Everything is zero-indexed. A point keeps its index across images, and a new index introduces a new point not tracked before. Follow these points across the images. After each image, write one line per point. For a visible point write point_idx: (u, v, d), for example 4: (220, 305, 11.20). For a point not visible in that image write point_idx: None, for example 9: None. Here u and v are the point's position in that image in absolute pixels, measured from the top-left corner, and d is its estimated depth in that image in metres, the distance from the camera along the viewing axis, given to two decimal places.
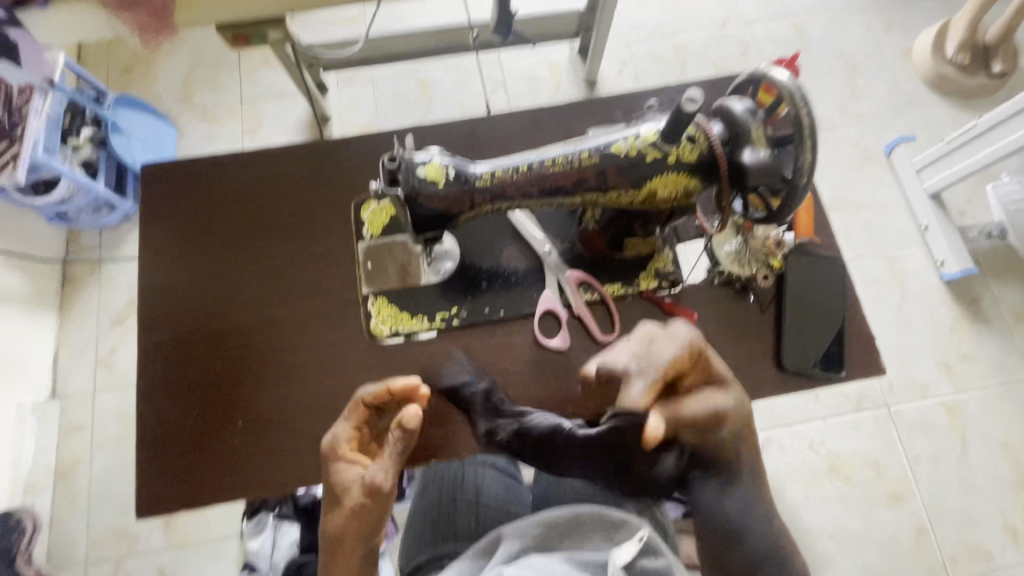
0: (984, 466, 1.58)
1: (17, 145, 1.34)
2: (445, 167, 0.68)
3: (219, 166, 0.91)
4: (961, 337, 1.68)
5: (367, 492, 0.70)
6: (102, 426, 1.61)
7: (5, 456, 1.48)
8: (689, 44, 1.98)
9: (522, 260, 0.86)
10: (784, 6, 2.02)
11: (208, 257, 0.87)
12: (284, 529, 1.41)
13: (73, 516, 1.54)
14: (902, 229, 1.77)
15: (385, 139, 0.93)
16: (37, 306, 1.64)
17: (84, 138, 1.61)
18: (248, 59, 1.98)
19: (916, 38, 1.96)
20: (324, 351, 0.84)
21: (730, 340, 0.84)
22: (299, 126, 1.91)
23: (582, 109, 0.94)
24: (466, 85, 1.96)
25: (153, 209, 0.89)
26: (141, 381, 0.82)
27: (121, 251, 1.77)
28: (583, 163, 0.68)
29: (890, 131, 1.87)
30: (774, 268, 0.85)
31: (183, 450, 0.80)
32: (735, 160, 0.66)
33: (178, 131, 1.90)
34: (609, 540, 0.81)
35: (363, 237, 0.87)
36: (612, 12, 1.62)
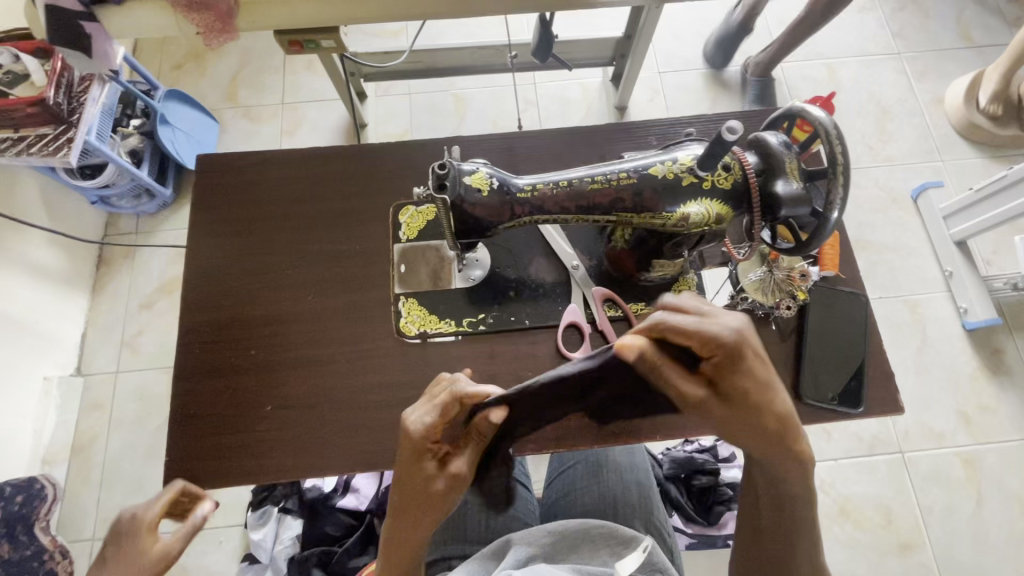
0: (999, 522, 1.54)
1: (72, 129, 1.42)
2: (489, 177, 0.71)
3: (271, 162, 0.96)
4: (981, 387, 1.65)
5: (451, 483, 0.68)
6: (121, 405, 1.66)
7: (27, 427, 1.52)
8: (720, 78, 2.02)
9: (550, 273, 0.89)
10: (816, 47, 2.05)
11: (252, 246, 0.92)
12: (288, 522, 1.43)
13: (85, 491, 1.58)
14: (926, 274, 1.77)
15: (427, 148, 0.97)
16: (72, 284, 1.70)
17: (132, 128, 1.70)
18: (293, 64, 2.06)
19: (948, 87, 1.97)
20: (354, 346, 0.87)
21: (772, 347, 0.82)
22: (336, 131, 1.98)
23: (617, 132, 0.98)
24: (499, 102, 2.02)
25: (203, 199, 0.94)
26: (179, 360, 0.86)
27: (156, 238, 1.84)
28: (620, 182, 0.71)
29: (918, 176, 1.88)
30: (798, 299, 0.86)
31: (211, 425, 0.83)
32: (767, 190, 0.69)
33: (221, 128, 1.98)
34: (616, 556, 0.81)
35: (399, 239, 0.91)
36: (649, 42, 1.66)
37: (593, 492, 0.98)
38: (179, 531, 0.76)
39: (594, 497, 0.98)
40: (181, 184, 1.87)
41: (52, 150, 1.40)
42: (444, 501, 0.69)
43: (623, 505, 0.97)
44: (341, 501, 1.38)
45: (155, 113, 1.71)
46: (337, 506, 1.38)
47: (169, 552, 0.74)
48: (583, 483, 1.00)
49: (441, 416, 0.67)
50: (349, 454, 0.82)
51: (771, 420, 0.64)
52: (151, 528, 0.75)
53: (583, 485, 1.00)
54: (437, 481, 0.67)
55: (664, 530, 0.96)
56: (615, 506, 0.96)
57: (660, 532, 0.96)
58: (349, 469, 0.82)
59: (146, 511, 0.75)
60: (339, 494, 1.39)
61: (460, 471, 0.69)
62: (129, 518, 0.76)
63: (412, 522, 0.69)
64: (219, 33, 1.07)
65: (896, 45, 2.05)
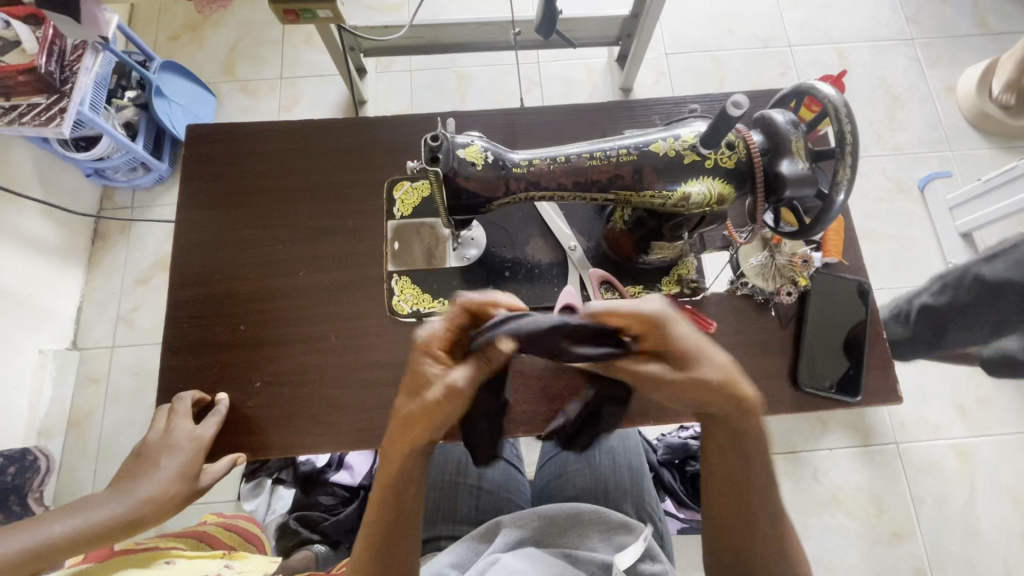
0: (990, 514, 1.55)
1: (66, 99, 1.38)
2: (484, 151, 0.69)
3: (264, 133, 0.94)
4: (980, 380, 1.64)
5: (445, 392, 0.61)
6: (118, 379, 1.66)
7: (23, 399, 1.51)
8: (728, 60, 1.97)
9: (547, 254, 0.87)
10: (828, 30, 2.00)
11: (245, 219, 0.90)
12: (280, 493, 1.45)
13: (82, 463, 1.58)
14: (929, 265, 1.74)
15: (424, 123, 0.94)
16: (66, 257, 1.68)
17: (127, 100, 1.67)
18: (292, 37, 2.01)
19: (961, 74, 1.92)
20: (345, 322, 0.85)
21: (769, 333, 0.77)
22: (335, 107, 1.94)
23: (620, 109, 0.95)
24: (502, 82, 1.98)
25: (193, 170, 0.92)
26: (167, 333, 0.85)
27: (152, 212, 1.82)
28: (620, 159, 0.69)
29: (926, 165, 1.84)
30: (799, 285, 0.84)
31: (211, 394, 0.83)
32: (772, 170, 0.67)
33: (217, 101, 1.94)
34: (607, 541, 0.82)
35: (393, 215, 0.89)
36: (656, 19, 1.61)
37: (585, 475, 0.98)
38: (220, 465, 0.80)
39: (586, 480, 0.97)
40: (177, 158, 1.84)
41: (44, 120, 1.36)
42: (439, 414, 0.62)
43: (614, 489, 0.96)
44: (335, 476, 1.38)
45: (149, 84, 1.67)
46: (331, 481, 1.38)
47: (201, 484, 0.79)
48: (575, 466, 0.99)
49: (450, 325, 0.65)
50: (339, 430, 0.81)
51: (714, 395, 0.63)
52: (202, 453, 0.80)
53: (576, 468, 0.99)
54: (434, 390, 0.62)
55: (655, 515, 0.96)
56: (606, 490, 0.96)
57: (651, 516, 0.95)
58: (338, 447, 0.81)
59: (203, 435, 0.79)
60: (332, 469, 1.40)
61: (455, 381, 0.62)
62: (182, 434, 0.79)
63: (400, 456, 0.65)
64: None
65: (910, 30, 1.99)
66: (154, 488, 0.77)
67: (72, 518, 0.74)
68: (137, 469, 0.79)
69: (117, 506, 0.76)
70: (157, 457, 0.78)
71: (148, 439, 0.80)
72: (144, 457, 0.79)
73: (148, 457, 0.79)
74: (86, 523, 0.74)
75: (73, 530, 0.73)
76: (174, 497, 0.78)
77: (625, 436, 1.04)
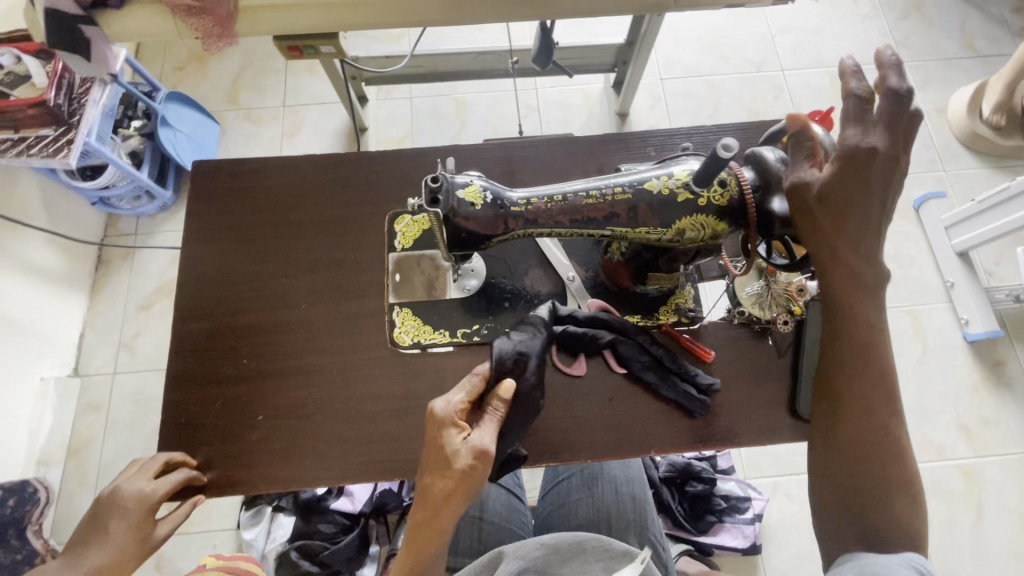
0: (999, 536, 1.53)
1: (73, 131, 1.42)
2: (483, 190, 0.70)
3: (267, 168, 0.96)
4: (982, 399, 1.64)
5: (477, 456, 0.66)
6: (119, 406, 1.66)
7: (24, 427, 1.52)
8: (722, 84, 2.02)
9: (546, 284, 0.88)
10: (819, 54, 2.05)
11: (248, 253, 0.91)
12: (280, 521, 1.44)
13: (80, 492, 1.57)
14: (927, 285, 1.76)
15: (425, 156, 0.96)
16: (70, 285, 1.70)
17: (133, 129, 1.70)
18: (295, 67, 2.06)
19: (951, 96, 1.96)
20: (346, 356, 0.86)
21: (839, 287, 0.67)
22: (337, 133, 1.98)
23: (616, 142, 0.97)
24: (501, 107, 2.02)
25: (198, 206, 0.94)
26: (170, 368, 0.86)
27: (156, 239, 1.84)
28: (615, 197, 0.71)
29: (920, 186, 1.87)
30: (795, 314, 0.85)
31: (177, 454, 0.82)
32: (764, 208, 0.69)
33: (222, 130, 1.97)
34: (609, 571, 0.81)
35: (394, 248, 0.91)
36: (651, 48, 1.65)
37: (586, 504, 0.98)
38: (178, 514, 0.81)
39: (588, 509, 0.97)
40: (181, 186, 1.87)
41: (53, 151, 1.39)
42: (471, 481, 0.66)
43: (617, 518, 0.96)
44: (336, 503, 1.38)
45: (155, 114, 1.71)
46: (331, 508, 1.38)
47: (159, 535, 0.81)
48: (576, 495, 0.99)
49: (470, 395, 0.71)
50: (340, 463, 0.81)
51: (861, 330, 0.67)
52: (148, 512, 0.79)
53: (576, 497, 1.00)
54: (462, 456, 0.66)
55: (658, 544, 0.96)
56: (608, 519, 0.96)
57: (654, 544, 0.95)
58: (339, 480, 0.81)
59: (151, 493, 0.78)
60: (333, 496, 1.40)
61: (481, 443, 0.67)
62: (131, 494, 0.78)
63: (432, 513, 0.66)
64: (218, 38, 1.01)
65: (899, 53, 2.04)
66: (102, 557, 0.76)
67: None
68: (87, 533, 0.78)
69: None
70: (106, 520, 0.78)
71: (101, 499, 0.79)
72: (95, 523, 0.78)
73: (99, 518, 0.78)
74: None
75: None
76: (127, 562, 0.78)
77: (626, 463, 1.04)
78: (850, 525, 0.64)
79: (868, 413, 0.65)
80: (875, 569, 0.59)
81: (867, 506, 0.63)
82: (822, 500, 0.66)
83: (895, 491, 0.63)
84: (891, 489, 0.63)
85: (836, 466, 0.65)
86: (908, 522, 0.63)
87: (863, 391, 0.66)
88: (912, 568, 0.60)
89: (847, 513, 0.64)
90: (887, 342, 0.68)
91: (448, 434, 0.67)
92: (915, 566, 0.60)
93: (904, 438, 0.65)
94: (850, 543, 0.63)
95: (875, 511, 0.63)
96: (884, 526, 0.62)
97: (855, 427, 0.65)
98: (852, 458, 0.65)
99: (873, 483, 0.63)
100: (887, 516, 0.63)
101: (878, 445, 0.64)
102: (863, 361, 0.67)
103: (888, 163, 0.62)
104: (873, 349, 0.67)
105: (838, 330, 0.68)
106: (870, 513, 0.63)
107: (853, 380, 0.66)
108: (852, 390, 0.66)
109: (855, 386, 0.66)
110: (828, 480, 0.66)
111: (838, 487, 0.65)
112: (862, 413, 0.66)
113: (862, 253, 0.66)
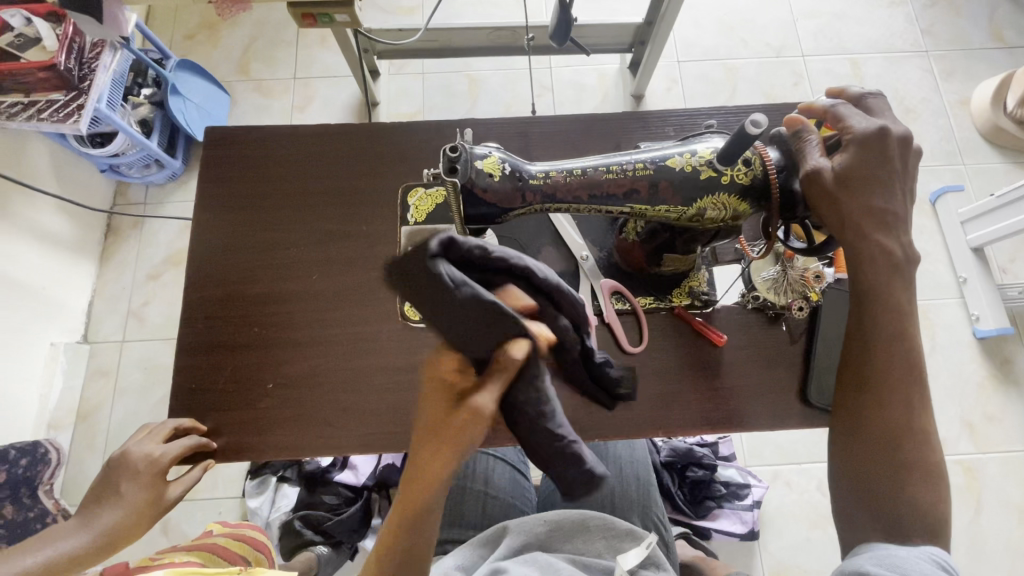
0: (996, 531, 1.53)
1: (83, 96, 1.41)
2: (502, 162, 0.69)
3: (280, 137, 0.95)
4: (987, 396, 1.64)
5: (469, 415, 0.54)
6: (128, 373, 1.67)
7: (34, 390, 1.54)
8: (740, 69, 1.97)
9: (558, 263, 0.87)
10: (842, 40, 2.00)
11: (260, 222, 0.91)
12: (285, 491, 1.46)
13: (89, 455, 1.59)
14: (939, 279, 1.73)
15: (441, 130, 0.95)
16: (79, 251, 1.70)
17: (143, 97, 1.69)
18: (307, 38, 2.03)
19: (975, 88, 1.91)
20: (357, 328, 0.86)
21: (869, 279, 0.67)
22: (348, 108, 1.96)
23: (635, 120, 0.95)
24: (513, 86, 1.98)
25: (210, 173, 0.93)
26: (182, 334, 0.86)
27: (165, 208, 1.83)
28: (636, 173, 0.69)
29: (938, 179, 1.84)
30: (811, 300, 0.84)
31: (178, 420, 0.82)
32: (789, 187, 0.68)
33: (232, 101, 1.95)
34: (612, 549, 0.83)
35: (407, 221, 0.90)
36: (670, 27, 1.61)
37: None
38: (190, 476, 0.82)
39: (593, 489, 0.98)
40: (191, 156, 1.86)
41: (63, 116, 1.38)
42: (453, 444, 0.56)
43: (621, 498, 0.96)
44: (340, 475, 1.40)
45: (165, 82, 1.69)
46: (335, 480, 1.40)
47: (170, 495, 0.81)
48: None
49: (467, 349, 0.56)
50: (350, 434, 0.82)
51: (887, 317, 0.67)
52: (158, 474, 0.80)
53: None
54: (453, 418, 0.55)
55: (660, 525, 0.97)
56: (613, 499, 0.96)
57: (656, 526, 0.96)
58: (349, 450, 0.82)
59: (161, 458, 0.79)
60: (337, 468, 1.42)
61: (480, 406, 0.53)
62: (140, 458, 0.79)
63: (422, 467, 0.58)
64: (232, 3, 0.99)
65: (924, 42, 1.99)
66: (115, 517, 0.78)
67: (42, 551, 0.77)
68: (99, 495, 0.80)
69: (84, 535, 0.78)
70: (118, 481, 0.79)
71: (111, 463, 0.81)
72: (107, 484, 0.80)
73: (110, 482, 0.80)
74: (56, 553, 0.77)
75: (44, 561, 0.76)
76: (138, 524, 0.79)
77: (632, 445, 1.04)
78: (870, 512, 0.64)
79: (895, 403, 0.65)
80: (897, 561, 0.59)
81: (890, 496, 0.63)
82: (847, 487, 0.66)
83: (922, 480, 0.63)
84: (915, 479, 0.63)
85: (859, 455, 0.65)
86: (931, 513, 0.62)
87: (891, 381, 0.65)
88: (935, 562, 0.60)
89: (869, 502, 0.64)
90: (914, 328, 0.67)
91: (439, 394, 0.57)
92: (937, 561, 0.60)
93: (928, 428, 0.65)
94: (870, 532, 0.63)
95: (900, 500, 0.62)
96: (908, 515, 0.62)
97: (879, 416, 0.65)
98: (876, 445, 0.64)
99: (895, 473, 0.63)
100: (911, 506, 0.62)
101: (903, 433, 0.64)
102: (890, 351, 0.66)
103: (901, 142, 0.67)
104: (903, 338, 0.66)
105: (865, 319, 0.68)
106: (894, 503, 0.62)
107: (880, 370, 0.66)
108: (879, 379, 0.66)
109: (883, 373, 0.65)
110: (849, 469, 0.66)
111: (860, 477, 0.65)
112: (891, 402, 0.65)
113: (888, 242, 0.67)
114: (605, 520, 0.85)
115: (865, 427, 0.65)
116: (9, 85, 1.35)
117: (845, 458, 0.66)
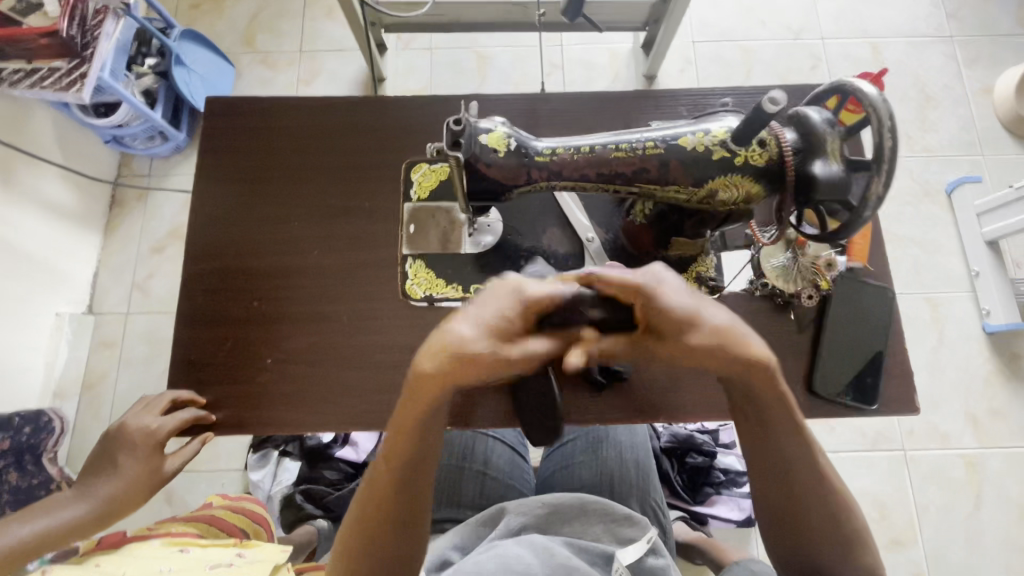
0: (994, 526, 1.53)
1: (85, 65, 1.38)
2: (508, 137, 0.67)
3: (282, 108, 0.93)
4: (994, 391, 1.62)
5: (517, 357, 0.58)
6: (131, 345, 1.68)
7: (40, 360, 1.55)
8: (758, 51, 1.92)
9: (563, 244, 0.85)
10: (864, 23, 1.93)
11: (261, 195, 0.89)
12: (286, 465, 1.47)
13: (94, 425, 1.61)
14: (951, 272, 1.70)
15: (447, 105, 0.93)
16: (83, 222, 1.70)
17: (147, 67, 1.66)
18: (312, 10, 1.99)
19: (1000, 75, 1.85)
20: (358, 305, 0.85)
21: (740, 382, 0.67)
22: (354, 82, 1.92)
23: (646, 99, 0.92)
24: (523, 64, 1.94)
25: (210, 144, 0.91)
26: (181, 307, 0.85)
27: (169, 181, 1.82)
28: (646, 152, 0.67)
29: (956, 169, 1.79)
30: (821, 289, 0.82)
31: (174, 392, 0.82)
32: (804, 171, 0.64)
33: (236, 73, 1.92)
34: (609, 533, 0.82)
35: (410, 198, 0.88)
36: (686, 5, 1.56)
37: (591, 467, 0.98)
38: (188, 449, 0.82)
39: (592, 473, 0.97)
40: (195, 129, 1.84)
41: (66, 84, 1.37)
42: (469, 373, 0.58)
43: (620, 482, 0.96)
44: (341, 452, 1.41)
45: (169, 52, 1.66)
46: (335, 456, 1.41)
47: (167, 469, 0.82)
48: (581, 458, 1.00)
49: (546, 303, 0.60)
50: (349, 411, 0.81)
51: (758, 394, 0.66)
52: (153, 447, 0.80)
53: (581, 460, 1.00)
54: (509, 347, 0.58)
55: (659, 510, 0.96)
56: (612, 483, 0.96)
57: (655, 511, 0.96)
58: (348, 427, 0.81)
59: (157, 430, 0.80)
60: (337, 444, 1.42)
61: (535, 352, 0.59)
62: (137, 430, 0.80)
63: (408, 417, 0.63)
64: None
65: (949, 26, 1.92)
66: (113, 488, 0.79)
67: (43, 521, 0.80)
68: (97, 467, 0.81)
69: (82, 507, 0.79)
70: (115, 454, 0.81)
71: (109, 435, 0.82)
72: (104, 456, 0.81)
73: (107, 454, 0.81)
74: (56, 522, 0.80)
75: (43, 530, 0.79)
76: (134, 497, 0.80)
77: (634, 429, 1.03)
78: (791, 540, 0.70)
79: (791, 447, 0.68)
80: None
81: (800, 543, 0.70)
82: (766, 514, 0.71)
83: (824, 505, 0.68)
84: (820, 508, 0.68)
85: (772, 491, 0.70)
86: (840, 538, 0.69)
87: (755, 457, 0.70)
88: None
89: (783, 532, 0.70)
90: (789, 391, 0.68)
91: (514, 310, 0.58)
92: None
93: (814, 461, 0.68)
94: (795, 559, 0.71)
95: (810, 528, 0.69)
96: (823, 538, 0.69)
97: (780, 456, 0.68)
98: (778, 482, 0.69)
99: (806, 506, 0.69)
100: (821, 535, 0.69)
101: (802, 470, 0.68)
102: (774, 412, 0.67)
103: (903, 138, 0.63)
104: (785, 405, 0.67)
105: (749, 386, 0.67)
106: (809, 533, 0.69)
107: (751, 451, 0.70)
108: (765, 427, 0.68)
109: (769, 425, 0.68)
110: (769, 509, 0.71)
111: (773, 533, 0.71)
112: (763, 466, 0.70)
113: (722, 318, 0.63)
114: (603, 507, 0.85)
115: (768, 466, 0.69)
116: (11, 52, 1.34)
117: (759, 507, 0.71)
